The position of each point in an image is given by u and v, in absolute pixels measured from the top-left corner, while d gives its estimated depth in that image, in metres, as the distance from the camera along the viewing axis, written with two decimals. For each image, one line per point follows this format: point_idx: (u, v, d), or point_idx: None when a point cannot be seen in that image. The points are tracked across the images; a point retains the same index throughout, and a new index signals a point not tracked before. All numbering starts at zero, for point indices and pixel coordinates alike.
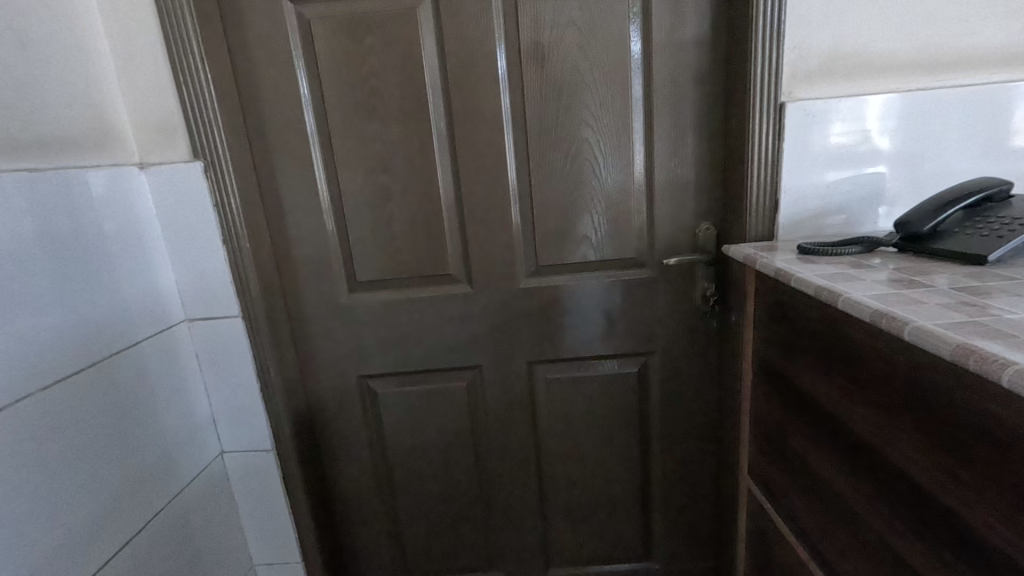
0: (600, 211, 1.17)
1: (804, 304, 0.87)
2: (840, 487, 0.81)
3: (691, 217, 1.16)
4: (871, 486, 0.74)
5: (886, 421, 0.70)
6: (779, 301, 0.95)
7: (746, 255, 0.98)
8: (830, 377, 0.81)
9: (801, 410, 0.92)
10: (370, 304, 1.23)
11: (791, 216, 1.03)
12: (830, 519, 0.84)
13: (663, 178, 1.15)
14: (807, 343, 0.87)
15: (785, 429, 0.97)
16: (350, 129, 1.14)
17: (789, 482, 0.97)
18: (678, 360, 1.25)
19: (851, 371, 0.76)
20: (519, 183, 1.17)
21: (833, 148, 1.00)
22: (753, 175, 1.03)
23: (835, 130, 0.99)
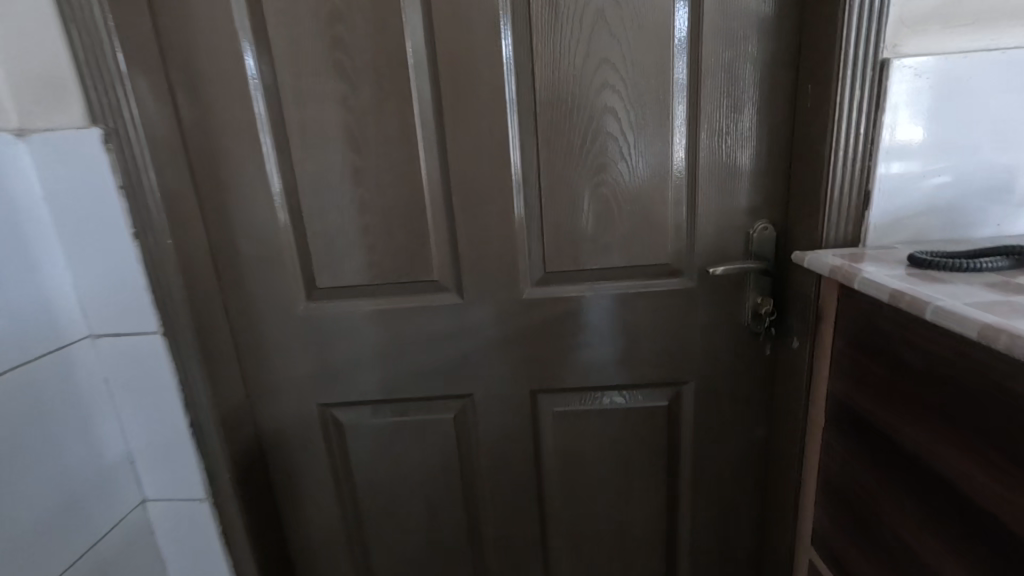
0: (626, 204, 0.92)
1: (920, 336, 0.61)
2: (893, 521, 0.67)
3: (743, 213, 0.91)
4: (937, 526, 0.60)
5: (970, 451, 0.54)
6: (871, 322, 0.68)
7: (833, 268, 0.69)
8: (893, 392, 0.65)
9: (901, 474, 0.65)
10: (335, 316, 0.98)
11: (886, 215, 0.77)
12: (877, 556, 0.70)
13: (709, 162, 0.89)
14: (917, 385, 0.61)
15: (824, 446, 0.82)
16: (308, 91, 0.88)
17: (826, 510, 0.82)
18: (720, 393, 0.99)
19: (926, 388, 0.60)
20: (524, 167, 0.91)
21: (907, 129, 0.74)
22: (843, 158, 0.76)
23: (898, 123, 0.74)
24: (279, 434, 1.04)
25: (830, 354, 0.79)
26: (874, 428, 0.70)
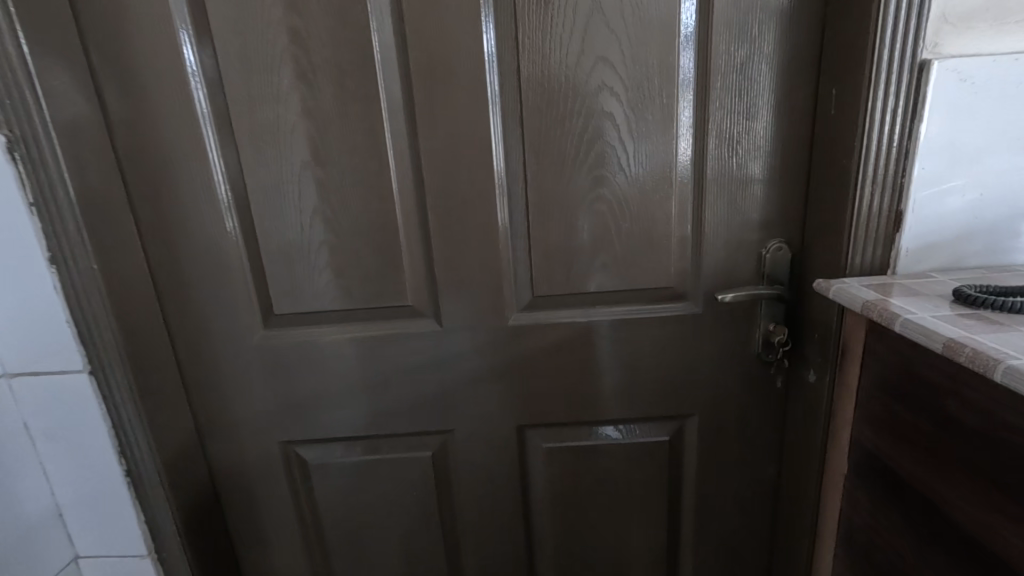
0: (623, 221, 0.81)
1: (989, 400, 0.50)
2: None
3: (754, 232, 0.81)
4: None
5: None
6: (925, 378, 0.57)
7: (865, 302, 0.59)
8: (940, 455, 0.56)
9: (962, 565, 0.54)
10: (297, 346, 0.87)
11: (923, 239, 0.68)
12: None
13: (716, 174, 0.79)
14: (994, 467, 0.50)
15: (846, 500, 0.73)
16: (259, 91, 0.76)
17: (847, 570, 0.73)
18: (727, 428, 0.90)
19: (987, 459, 0.51)
20: (510, 178, 0.80)
21: (931, 131, 0.65)
22: (874, 173, 0.67)
23: (923, 125, 0.64)
24: (236, 475, 0.93)
25: (858, 399, 0.69)
26: (911, 490, 0.61)
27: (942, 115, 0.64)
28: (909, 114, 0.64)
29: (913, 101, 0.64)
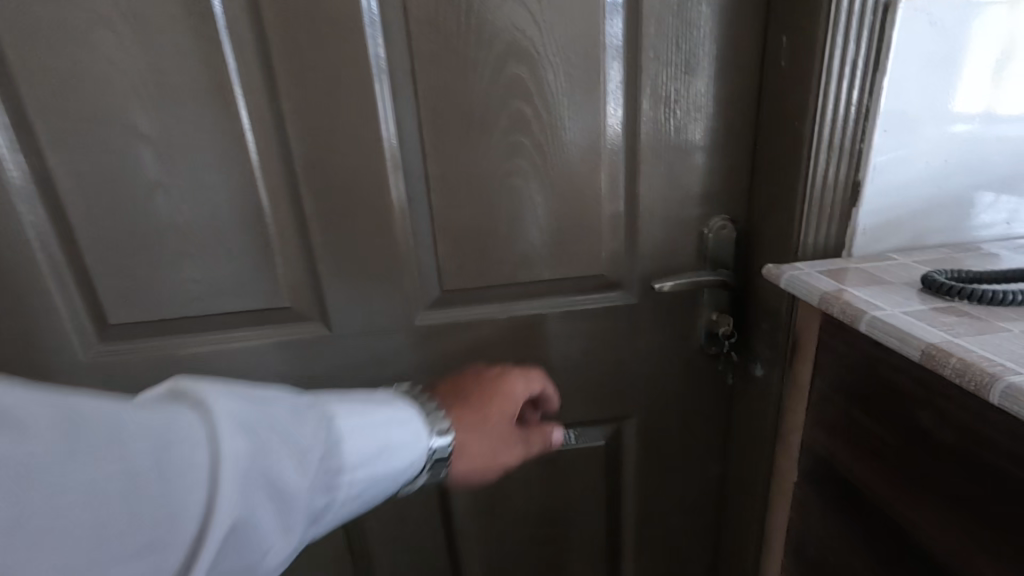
0: (546, 199, 0.68)
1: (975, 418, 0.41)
2: None
3: (696, 209, 0.70)
4: None
5: None
6: (896, 387, 0.48)
7: (823, 294, 0.49)
8: (907, 473, 0.48)
9: None
10: (146, 362, 0.69)
11: (882, 214, 0.59)
12: None
13: (650, 142, 0.67)
14: (984, 497, 0.41)
15: (797, 511, 0.65)
16: (46, 28, 0.56)
17: None
18: (669, 427, 0.81)
19: (967, 484, 0.43)
20: (405, 147, 0.65)
21: (895, 88, 0.55)
22: (832, 136, 0.57)
23: (886, 79, 0.54)
24: None
25: (812, 400, 0.60)
26: (872, 509, 0.53)
27: (908, 67, 0.54)
28: (872, 66, 0.54)
29: (876, 49, 0.54)
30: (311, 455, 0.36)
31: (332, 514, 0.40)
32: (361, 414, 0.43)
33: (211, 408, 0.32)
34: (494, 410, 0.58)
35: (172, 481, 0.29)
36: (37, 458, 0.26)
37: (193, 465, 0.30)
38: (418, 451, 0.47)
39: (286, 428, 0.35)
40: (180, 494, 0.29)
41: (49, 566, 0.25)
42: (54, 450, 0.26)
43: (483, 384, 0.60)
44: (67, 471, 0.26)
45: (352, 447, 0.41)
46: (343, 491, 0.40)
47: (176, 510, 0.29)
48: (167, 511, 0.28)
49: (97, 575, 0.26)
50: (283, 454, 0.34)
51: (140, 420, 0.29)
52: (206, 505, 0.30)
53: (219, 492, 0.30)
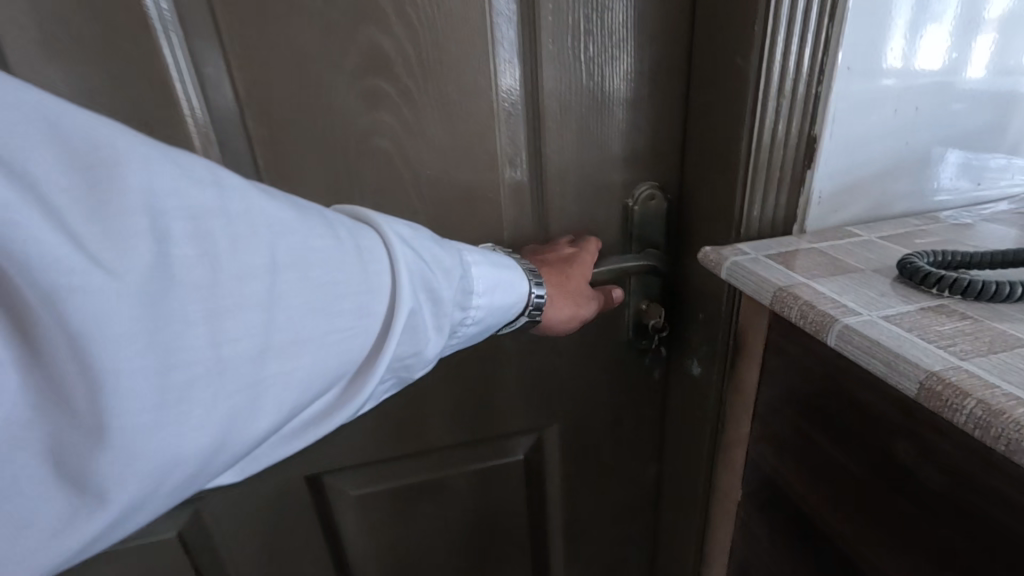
0: (425, 167, 0.52)
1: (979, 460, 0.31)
2: None
3: (618, 175, 0.56)
4: None
5: None
6: (869, 408, 0.37)
7: (776, 290, 0.37)
8: (876, 513, 0.38)
9: None
10: None
11: (840, 178, 0.47)
12: None
13: (556, 86, 0.51)
14: (983, 563, 0.31)
15: (741, 533, 0.55)
16: None
17: None
18: (596, 433, 0.69)
19: (957, 541, 0.32)
20: (214, 96, 0.46)
21: (863, 12, 0.42)
22: (783, 75, 0.43)
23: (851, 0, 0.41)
24: None
25: (760, 411, 0.49)
26: (827, 547, 0.43)
27: None
28: None
29: None
30: (453, 275, 0.38)
31: (462, 335, 0.42)
32: (483, 252, 0.43)
33: (381, 225, 0.36)
34: (576, 272, 0.52)
35: (367, 267, 0.33)
36: (291, 221, 0.30)
37: (381, 259, 0.34)
38: (524, 296, 0.44)
39: (435, 252, 0.38)
40: (373, 278, 0.33)
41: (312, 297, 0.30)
42: (294, 216, 0.31)
43: (558, 251, 0.53)
44: (304, 239, 0.31)
45: (481, 276, 0.41)
46: (476, 314, 0.41)
47: (372, 288, 0.33)
48: (370, 288, 0.33)
49: (334, 305, 0.31)
50: (434, 270, 0.37)
51: (339, 220, 0.34)
52: (393, 289, 0.34)
53: (398, 281, 0.34)
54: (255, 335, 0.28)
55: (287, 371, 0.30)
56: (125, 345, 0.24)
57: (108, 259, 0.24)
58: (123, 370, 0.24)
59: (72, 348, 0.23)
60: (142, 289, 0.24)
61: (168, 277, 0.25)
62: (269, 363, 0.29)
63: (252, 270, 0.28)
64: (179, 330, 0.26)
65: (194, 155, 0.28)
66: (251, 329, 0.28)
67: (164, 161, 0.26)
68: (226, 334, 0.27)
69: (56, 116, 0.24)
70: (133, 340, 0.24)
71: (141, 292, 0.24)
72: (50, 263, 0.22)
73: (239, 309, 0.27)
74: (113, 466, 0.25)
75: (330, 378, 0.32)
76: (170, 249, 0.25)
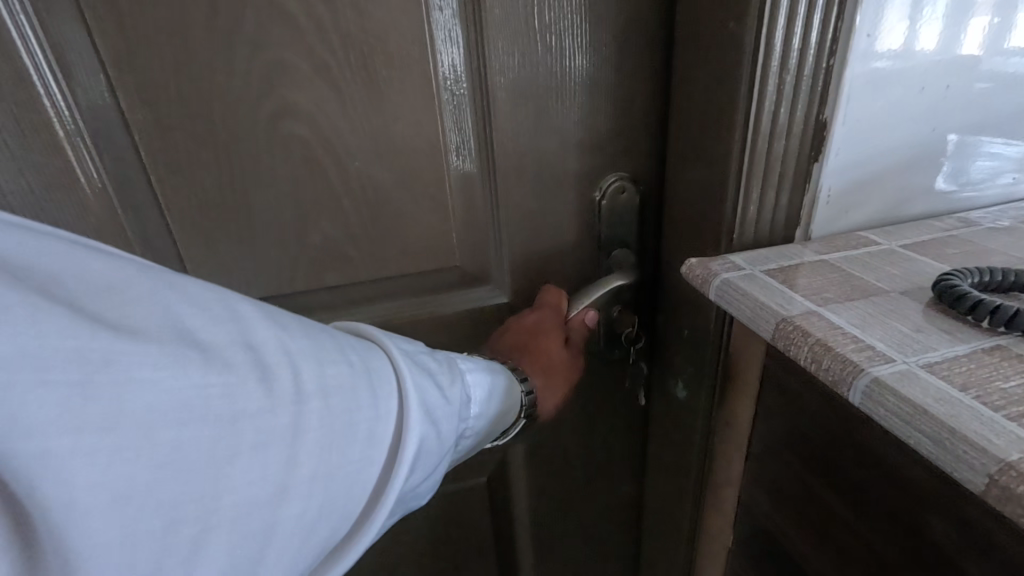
0: (354, 160, 0.43)
1: None
2: None
3: (587, 165, 0.48)
4: None
5: None
6: (904, 480, 0.29)
7: (781, 323, 0.28)
8: None
9: None
10: None
11: (853, 171, 0.39)
12: None
13: (505, 60, 0.42)
14: None
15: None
16: None
17: None
18: (566, 455, 0.62)
19: None
20: (80, 76, 0.36)
21: None
22: (790, 45, 0.35)
23: None
24: None
25: (754, 451, 0.42)
26: None
27: None
28: None
29: None
30: (454, 385, 0.34)
31: (457, 449, 0.37)
32: (474, 358, 0.40)
33: (386, 343, 0.32)
34: (550, 349, 0.47)
35: (376, 390, 0.29)
36: (305, 349, 0.27)
37: (390, 380, 0.30)
38: (517, 404, 0.41)
39: (435, 367, 0.34)
40: (380, 403, 0.29)
41: (328, 433, 0.26)
42: (309, 344, 0.27)
43: (523, 325, 0.48)
44: (319, 366, 0.27)
45: (475, 382, 0.37)
46: (473, 423, 0.37)
47: (378, 416, 0.28)
48: (377, 413, 0.28)
49: (350, 442, 0.26)
50: (433, 387, 0.32)
51: (350, 341, 0.30)
52: (401, 413, 0.29)
53: (405, 402, 0.29)
54: (264, 482, 0.23)
55: (302, 514, 0.25)
56: (120, 509, 0.20)
57: (114, 399, 0.20)
58: (120, 529, 0.20)
59: (59, 514, 0.19)
60: (152, 434, 0.21)
61: (195, 415, 0.22)
62: (281, 508, 0.24)
63: (265, 407, 0.24)
64: (185, 480, 0.21)
65: (207, 286, 0.26)
66: (262, 474, 0.23)
67: (175, 293, 0.24)
68: (234, 480, 0.23)
69: (76, 263, 0.23)
70: (133, 496, 0.20)
71: (152, 443, 0.21)
72: (48, 416, 0.19)
73: (251, 454, 0.23)
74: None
75: (335, 532, 0.26)
76: (185, 383, 0.22)
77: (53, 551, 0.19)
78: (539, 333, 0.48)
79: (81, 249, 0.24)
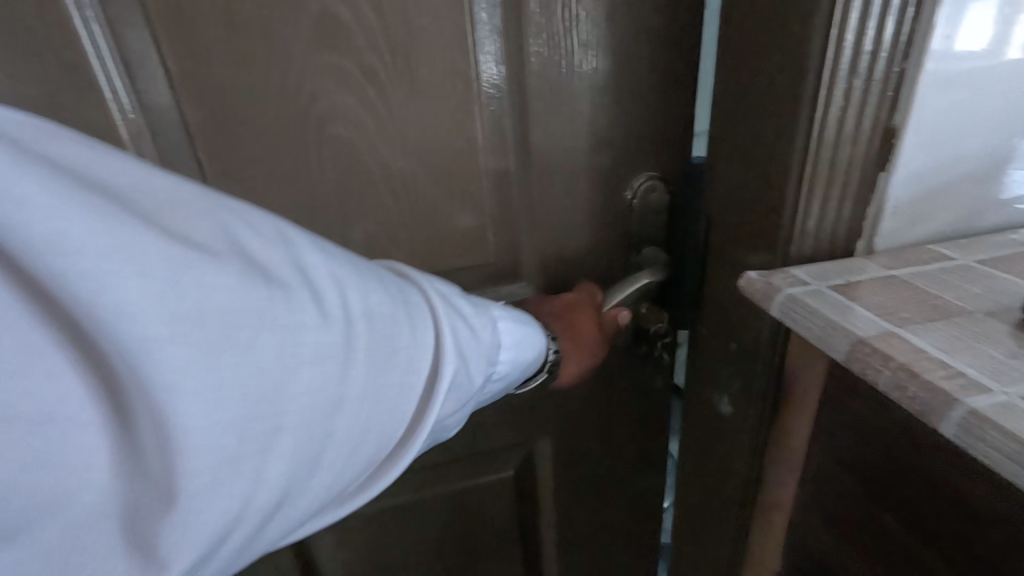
0: (395, 161, 0.42)
1: None
2: None
3: (630, 170, 0.47)
4: None
5: None
6: (987, 517, 0.27)
7: (856, 345, 0.26)
8: None
9: None
10: None
11: (923, 180, 0.37)
12: None
13: (545, 61, 0.42)
14: None
15: None
16: None
17: None
18: (592, 453, 0.62)
19: None
20: (143, 78, 0.37)
21: None
22: (865, 52, 0.33)
23: None
24: None
25: (807, 471, 0.40)
26: None
27: None
28: None
29: None
30: (485, 328, 0.35)
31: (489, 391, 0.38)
32: (510, 308, 0.39)
33: (422, 283, 0.33)
34: (584, 321, 0.48)
35: (414, 324, 0.31)
36: (351, 278, 0.29)
37: (426, 316, 0.32)
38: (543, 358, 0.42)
39: (470, 308, 0.35)
40: (418, 334, 0.31)
41: (373, 357, 0.28)
42: (354, 274, 0.30)
43: (562, 298, 0.49)
44: (364, 295, 0.29)
45: (508, 330, 0.37)
46: (501, 369, 0.37)
47: (417, 347, 0.30)
48: (415, 343, 0.30)
49: (392, 367, 0.29)
50: (468, 328, 0.33)
51: (389, 277, 0.32)
52: (434, 347, 0.31)
53: (442, 336, 0.31)
54: (323, 391, 0.27)
55: (354, 423, 0.28)
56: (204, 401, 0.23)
57: (194, 309, 0.23)
58: (203, 414, 0.23)
59: (155, 398, 0.22)
60: (227, 343, 0.24)
61: (261, 325, 0.25)
62: (336, 417, 0.27)
63: (318, 325, 0.27)
64: (255, 383, 0.25)
65: (261, 210, 0.28)
66: (318, 386, 0.26)
67: (234, 215, 0.26)
68: (294, 386, 0.26)
69: (140, 178, 0.25)
70: (206, 393, 0.23)
71: (226, 345, 0.24)
72: (145, 313, 0.22)
73: (309, 366, 0.26)
74: (179, 527, 0.23)
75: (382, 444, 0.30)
76: (249, 297, 0.25)
77: (155, 427, 0.23)
78: (577, 306, 0.48)
79: (145, 165, 0.26)
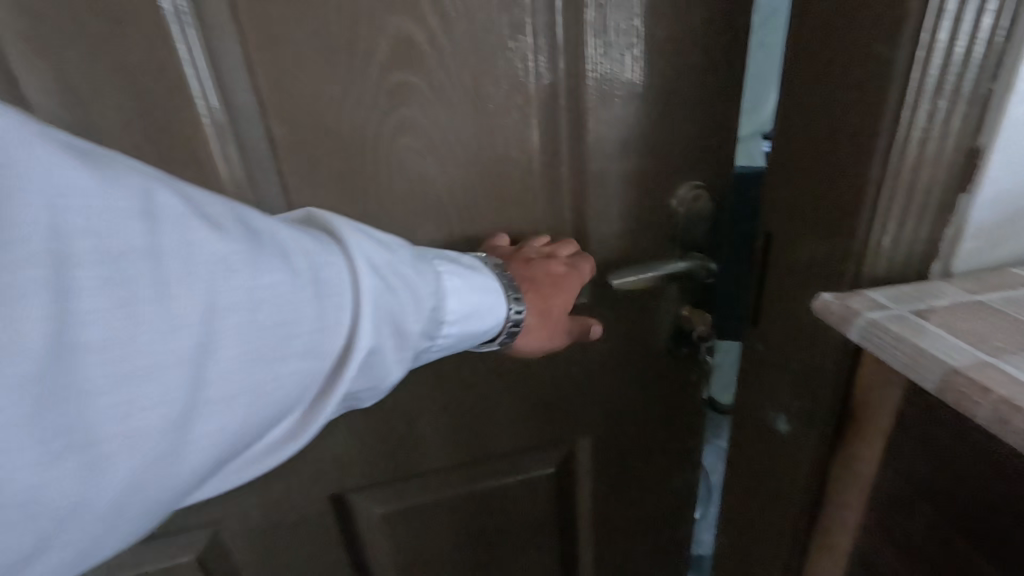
0: (464, 176, 0.44)
1: None
2: None
3: (681, 181, 0.50)
4: None
5: None
6: None
7: (949, 375, 0.27)
8: None
9: None
10: None
11: (1013, 204, 0.36)
12: None
13: (606, 80, 0.43)
14: None
15: None
16: None
17: None
18: (637, 457, 0.63)
19: None
20: (226, 94, 0.38)
21: None
22: (956, 76, 0.33)
23: None
24: None
25: (878, 495, 0.39)
26: None
27: None
28: None
29: None
30: (429, 293, 0.36)
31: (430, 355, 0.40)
32: (463, 264, 0.40)
33: (348, 242, 0.34)
34: (555, 290, 0.44)
35: (318, 299, 0.31)
36: (247, 252, 0.29)
37: (339, 290, 0.32)
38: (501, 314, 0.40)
39: (412, 275, 0.36)
40: (319, 312, 0.31)
41: (258, 339, 0.29)
42: (258, 248, 0.30)
43: (541, 259, 0.44)
44: (263, 272, 0.30)
45: (459, 296, 0.38)
46: (446, 340, 0.39)
47: (318, 326, 0.31)
48: (317, 324, 0.31)
49: (282, 348, 0.30)
50: (406, 299, 0.35)
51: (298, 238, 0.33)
52: (349, 323, 0.32)
53: (358, 317, 0.32)
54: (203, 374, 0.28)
55: (254, 397, 0.30)
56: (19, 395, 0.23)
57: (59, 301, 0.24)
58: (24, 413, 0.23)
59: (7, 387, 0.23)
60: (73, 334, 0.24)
61: (124, 313, 0.25)
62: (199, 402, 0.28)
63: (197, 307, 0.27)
64: (132, 369, 0.26)
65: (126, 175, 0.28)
66: (191, 369, 0.27)
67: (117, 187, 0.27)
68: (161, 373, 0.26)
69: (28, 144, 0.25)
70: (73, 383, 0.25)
71: (64, 335, 0.24)
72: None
73: (182, 352, 0.27)
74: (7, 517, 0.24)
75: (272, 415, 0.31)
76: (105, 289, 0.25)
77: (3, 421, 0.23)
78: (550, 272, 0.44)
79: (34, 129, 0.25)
